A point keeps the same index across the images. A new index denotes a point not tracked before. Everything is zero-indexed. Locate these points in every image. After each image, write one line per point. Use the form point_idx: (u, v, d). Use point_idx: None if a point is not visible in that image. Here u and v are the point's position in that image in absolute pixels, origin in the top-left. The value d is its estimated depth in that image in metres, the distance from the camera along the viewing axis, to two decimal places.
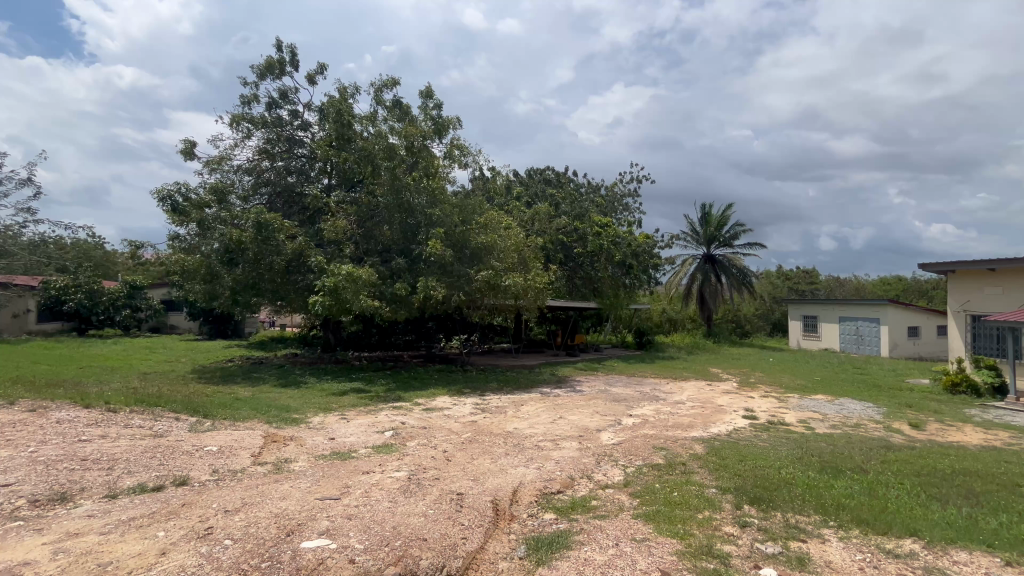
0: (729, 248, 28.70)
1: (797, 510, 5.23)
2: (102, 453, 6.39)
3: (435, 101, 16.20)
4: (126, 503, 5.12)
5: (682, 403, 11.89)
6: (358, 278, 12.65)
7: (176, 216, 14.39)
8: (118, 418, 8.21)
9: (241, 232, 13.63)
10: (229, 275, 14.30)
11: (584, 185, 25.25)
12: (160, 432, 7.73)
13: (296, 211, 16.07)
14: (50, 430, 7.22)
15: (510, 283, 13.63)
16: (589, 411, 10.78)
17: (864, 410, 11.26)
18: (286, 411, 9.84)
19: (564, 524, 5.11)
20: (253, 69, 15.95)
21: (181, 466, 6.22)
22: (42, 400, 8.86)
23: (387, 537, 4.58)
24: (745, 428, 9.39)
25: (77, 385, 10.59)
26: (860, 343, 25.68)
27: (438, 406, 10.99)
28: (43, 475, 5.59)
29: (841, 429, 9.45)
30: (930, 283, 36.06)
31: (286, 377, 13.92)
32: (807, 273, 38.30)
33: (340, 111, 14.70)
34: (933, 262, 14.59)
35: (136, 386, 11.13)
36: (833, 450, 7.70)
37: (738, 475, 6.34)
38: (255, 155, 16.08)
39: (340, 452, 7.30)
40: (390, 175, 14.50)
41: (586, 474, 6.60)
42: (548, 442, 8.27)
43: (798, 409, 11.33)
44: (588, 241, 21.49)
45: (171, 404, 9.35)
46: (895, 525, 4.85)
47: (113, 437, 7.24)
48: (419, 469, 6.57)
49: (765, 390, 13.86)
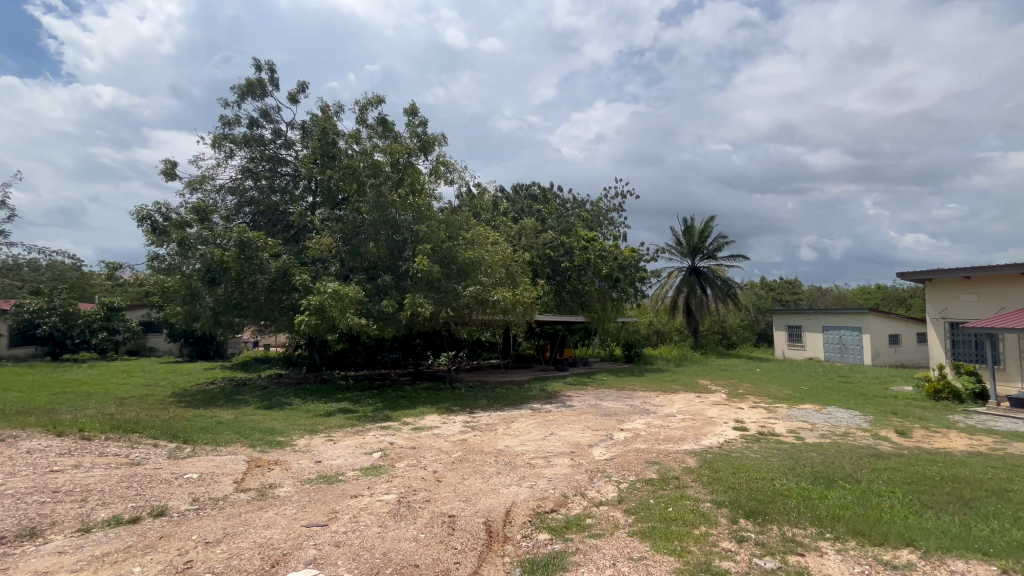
0: (712, 260, 29.14)
1: (794, 523, 5.20)
2: (75, 484, 6.10)
3: (420, 118, 16.30)
4: (101, 537, 4.87)
5: (673, 416, 11.85)
6: (344, 295, 12.44)
7: (155, 236, 14.15)
8: (92, 446, 7.90)
9: (224, 252, 13.42)
10: (210, 295, 13.98)
11: (569, 201, 25.58)
12: (138, 459, 7.45)
13: (280, 230, 15.94)
14: (20, 461, 6.90)
15: (498, 298, 13.60)
16: (580, 426, 10.68)
17: (852, 418, 11.35)
18: (270, 433, 9.58)
19: (560, 544, 5.00)
20: (234, 90, 15.93)
21: (159, 496, 5.96)
22: (11, 429, 8.49)
23: (377, 565, 4.42)
24: (736, 440, 9.38)
25: (49, 413, 10.14)
26: (844, 352, 26.05)
27: (428, 425, 10.79)
28: (11, 509, 5.30)
29: (830, 438, 9.50)
30: (908, 291, 36.96)
31: (270, 399, 13.49)
32: (790, 284, 39.05)
33: (325, 129, 14.82)
34: (910, 272, 14.92)
35: (111, 413, 10.70)
36: (823, 460, 7.73)
37: (731, 488, 6.30)
38: (238, 175, 15.95)
39: (328, 475, 7.08)
40: (375, 192, 14.44)
41: (580, 491, 6.50)
42: (539, 459, 8.16)
43: (786, 418, 11.39)
44: (575, 255, 21.55)
45: (149, 430, 9.02)
46: (891, 536, 4.83)
47: (87, 466, 6.95)
48: (410, 491, 6.40)
49: (753, 401, 13.89)
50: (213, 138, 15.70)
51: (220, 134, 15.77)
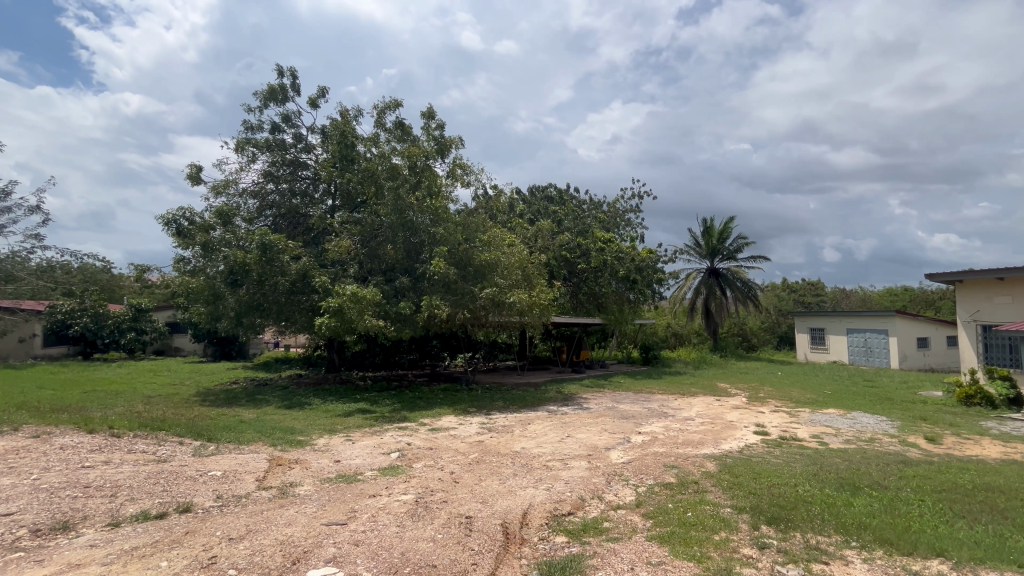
0: (732, 261, 28.69)
1: (817, 530, 5.08)
2: (105, 480, 6.30)
3: (437, 121, 16.43)
4: (129, 531, 5.02)
5: (692, 419, 11.70)
6: (363, 297, 12.61)
7: (181, 239, 14.50)
8: (121, 443, 8.15)
9: (246, 254, 13.74)
10: (232, 296, 14.34)
11: (585, 202, 25.55)
12: (165, 457, 7.65)
13: (301, 232, 16.22)
14: (53, 456, 7.14)
15: (514, 300, 13.62)
16: (597, 429, 10.62)
17: (878, 424, 11.02)
18: (291, 433, 9.76)
19: (577, 547, 4.97)
20: (257, 96, 16.28)
21: (185, 492, 6.12)
22: (45, 426, 8.80)
23: (396, 563, 4.47)
24: (757, 444, 9.21)
25: (81, 410, 10.48)
26: (869, 356, 25.35)
27: (445, 426, 10.86)
28: (45, 503, 5.50)
29: (855, 443, 9.26)
30: (937, 293, 35.84)
31: (290, 399, 13.68)
32: (813, 285, 38.19)
33: (344, 133, 15.07)
34: (939, 273, 14.44)
35: (139, 411, 11.00)
36: (849, 466, 7.51)
37: (752, 493, 6.19)
38: (260, 179, 16.30)
39: (347, 475, 7.18)
40: (393, 195, 14.61)
41: (597, 494, 6.46)
42: (556, 461, 8.16)
43: (809, 423, 11.13)
44: (591, 256, 21.41)
45: (175, 428, 9.26)
46: (920, 546, 4.69)
47: (117, 462, 7.16)
48: (427, 492, 6.44)
49: (775, 405, 13.60)
50: (236, 143, 16.07)
51: (244, 138, 16.13)
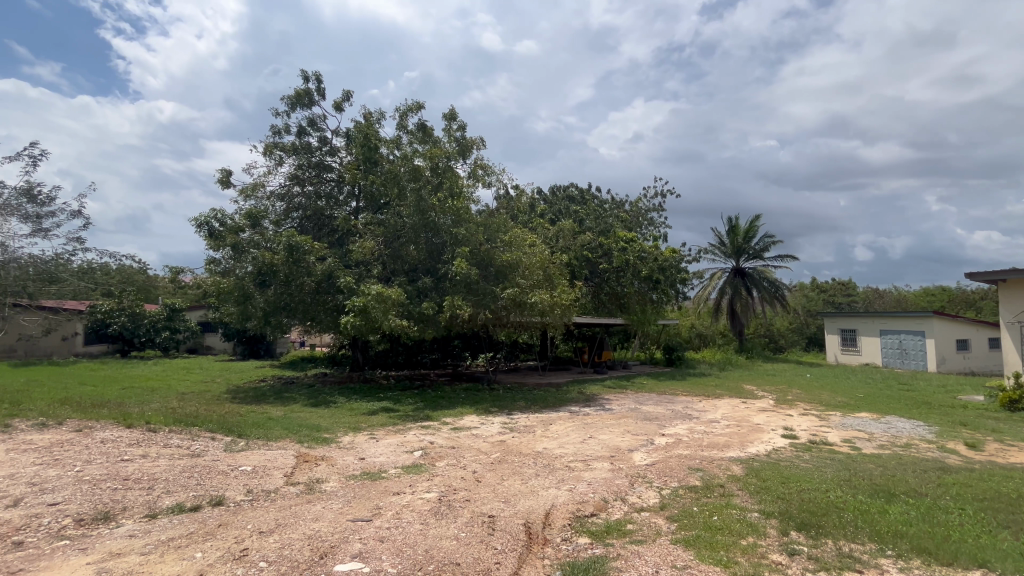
0: (759, 260, 28.04)
1: (850, 538, 4.93)
2: (143, 473, 6.55)
3: (459, 123, 16.55)
4: (166, 523, 5.21)
5: (717, 422, 11.48)
6: (387, 297, 12.80)
7: (213, 241, 14.94)
8: (157, 438, 8.45)
9: (274, 255, 14.11)
10: (261, 296, 14.71)
11: (607, 202, 25.38)
12: (198, 452, 7.90)
13: (326, 234, 16.52)
14: (94, 450, 7.47)
15: (535, 300, 13.60)
16: (620, 430, 10.52)
17: (914, 429, 10.62)
18: (317, 430, 9.96)
19: (601, 549, 4.94)
20: (284, 101, 16.67)
21: (217, 486, 6.32)
22: (87, 420, 9.19)
23: (420, 561, 4.52)
24: (785, 448, 8.98)
25: (119, 406, 10.90)
26: (904, 358, 24.42)
27: (467, 425, 10.93)
28: (87, 494, 5.75)
29: (889, 449, 8.94)
30: (977, 293, 34.36)
31: (316, 397, 14.05)
32: (844, 286, 37.07)
33: (367, 135, 15.31)
34: (980, 272, 13.80)
35: (174, 407, 11.41)
36: (883, 472, 7.26)
37: (781, 498, 6.04)
38: (287, 181, 16.68)
39: (371, 472, 7.30)
40: (415, 196, 14.77)
41: (620, 496, 6.40)
42: (578, 462, 8.11)
43: (840, 427, 10.80)
44: (613, 256, 21.16)
45: (207, 424, 9.54)
46: (960, 556, 4.51)
47: (153, 456, 7.44)
48: (450, 491, 6.49)
49: (803, 408, 13.25)
50: (264, 146, 16.49)
51: (271, 142, 16.53)
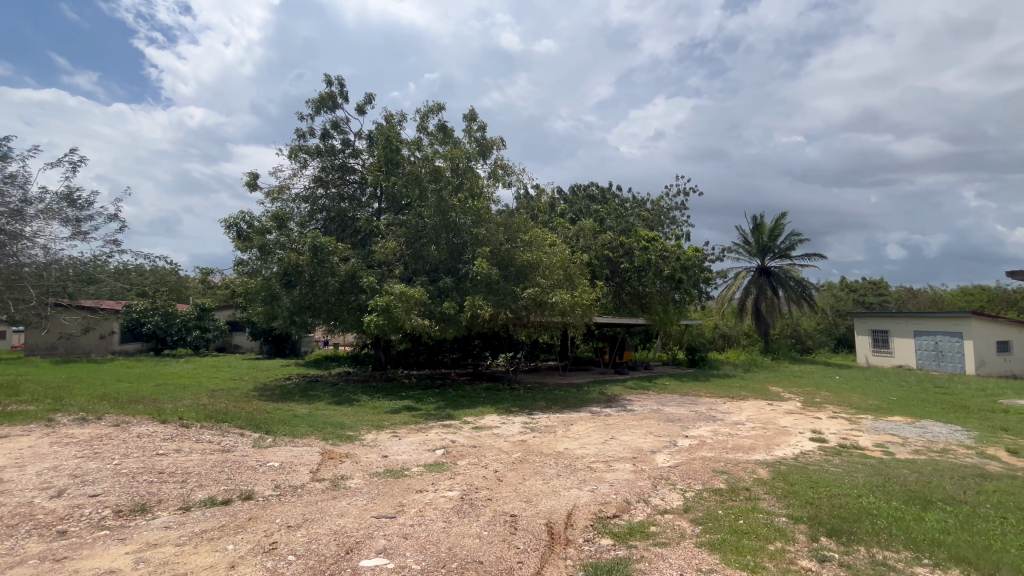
0: (786, 259, 27.36)
1: (884, 545, 4.77)
2: (177, 467, 6.78)
3: (479, 123, 16.63)
4: (199, 515, 5.39)
5: (742, 424, 11.26)
6: (410, 296, 12.97)
7: (241, 242, 15.36)
8: (190, 433, 8.74)
9: (299, 256, 14.42)
10: (287, 296, 15.03)
11: (628, 201, 25.17)
12: (228, 447, 8.14)
13: (349, 235, 16.79)
14: (131, 444, 7.77)
15: (556, 300, 13.57)
16: (642, 431, 10.42)
17: (951, 434, 10.22)
18: (341, 428, 10.14)
19: (623, 551, 4.90)
20: (309, 104, 17.01)
21: (247, 481, 6.50)
22: (124, 416, 9.56)
23: (443, 558, 4.57)
24: (814, 452, 8.76)
25: (153, 402, 11.30)
26: (940, 360, 23.48)
27: (488, 425, 10.99)
28: (125, 486, 5.99)
29: (925, 454, 8.62)
30: (1019, 292, 32.86)
31: (340, 395, 14.31)
32: (875, 285, 35.92)
33: (389, 137, 15.53)
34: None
35: (204, 403, 11.78)
36: (919, 478, 7.00)
37: (810, 503, 5.88)
38: (311, 184, 17.01)
39: (394, 470, 7.39)
40: (436, 197, 14.89)
41: (643, 498, 6.33)
42: (600, 463, 8.06)
43: (872, 431, 10.47)
44: (634, 255, 20.91)
45: (236, 421, 9.82)
46: (1003, 566, 4.33)
47: (186, 451, 7.70)
48: (472, 489, 6.53)
49: (833, 411, 12.87)
50: (289, 150, 16.87)
51: (296, 145, 16.88)
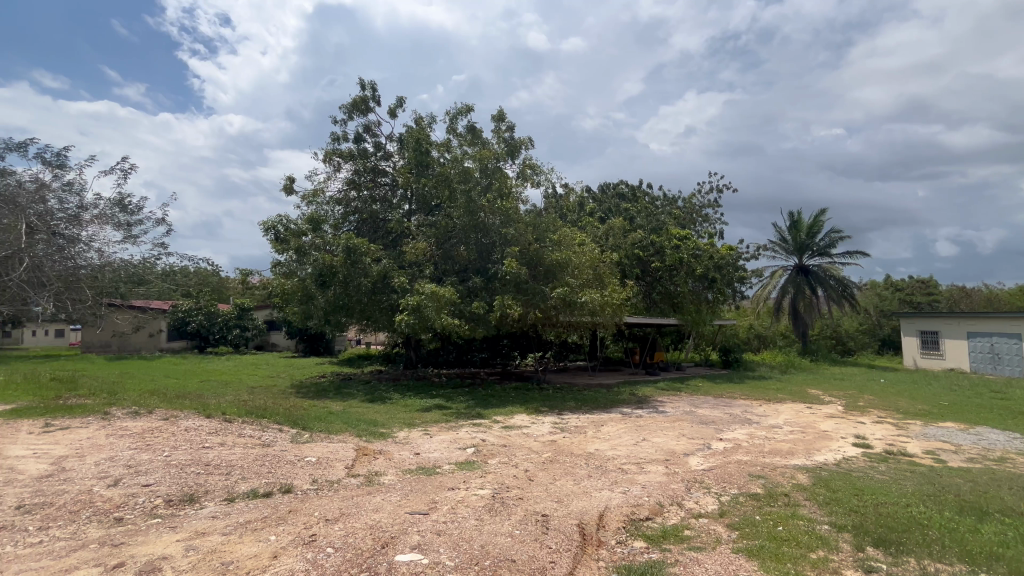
0: (825, 257, 26.32)
1: (937, 558, 4.53)
2: (222, 459, 7.08)
3: (507, 123, 16.68)
4: (243, 507, 5.62)
5: (779, 428, 10.91)
6: (440, 296, 13.12)
7: (279, 244, 15.89)
8: (232, 427, 9.11)
9: (334, 257, 14.82)
10: (322, 296, 15.40)
11: (659, 199, 24.76)
12: (268, 442, 8.45)
13: (380, 236, 17.07)
14: (179, 437, 8.16)
15: (586, 300, 13.50)
16: (674, 433, 10.23)
17: (1010, 442, 9.61)
18: (374, 425, 10.36)
19: (657, 554, 4.84)
20: (342, 109, 17.42)
21: (286, 475, 6.73)
22: (172, 410, 10.05)
23: (476, 555, 4.61)
24: (858, 458, 8.39)
25: (198, 397, 11.82)
26: (997, 363, 22.20)
27: (517, 424, 11.02)
28: (175, 477, 6.30)
29: (981, 463, 8.13)
30: None
31: (373, 393, 14.61)
32: (923, 283, 34.16)
33: (419, 139, 15.79)
34: None
35: (245, 400, 12.24)
36: (974, 488, 6.62)
37: (854, 511, 5.66)
38: (344, 186, 17.42)
39: (426, 467, 7.51)
40: (465, 198, 14.92)
41: (676, 501, 6.22)
42: (631, 464, 7.95)
43: (921, 437, 9.95)
44: (666, 254, 20.52)
45: (275, 417, 10.17)
46: None
47: (230, 444, 8.03)
48: (503, 488, 6.57)
49: (877, 415, 12.30)
50: (324, 153, 17.33)
51: (331, 149, 17.32)
